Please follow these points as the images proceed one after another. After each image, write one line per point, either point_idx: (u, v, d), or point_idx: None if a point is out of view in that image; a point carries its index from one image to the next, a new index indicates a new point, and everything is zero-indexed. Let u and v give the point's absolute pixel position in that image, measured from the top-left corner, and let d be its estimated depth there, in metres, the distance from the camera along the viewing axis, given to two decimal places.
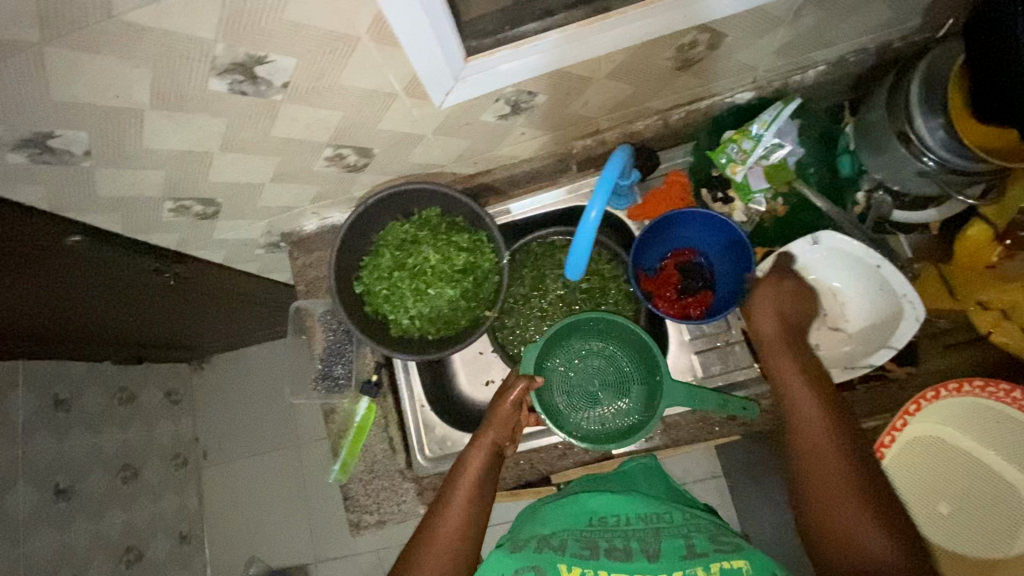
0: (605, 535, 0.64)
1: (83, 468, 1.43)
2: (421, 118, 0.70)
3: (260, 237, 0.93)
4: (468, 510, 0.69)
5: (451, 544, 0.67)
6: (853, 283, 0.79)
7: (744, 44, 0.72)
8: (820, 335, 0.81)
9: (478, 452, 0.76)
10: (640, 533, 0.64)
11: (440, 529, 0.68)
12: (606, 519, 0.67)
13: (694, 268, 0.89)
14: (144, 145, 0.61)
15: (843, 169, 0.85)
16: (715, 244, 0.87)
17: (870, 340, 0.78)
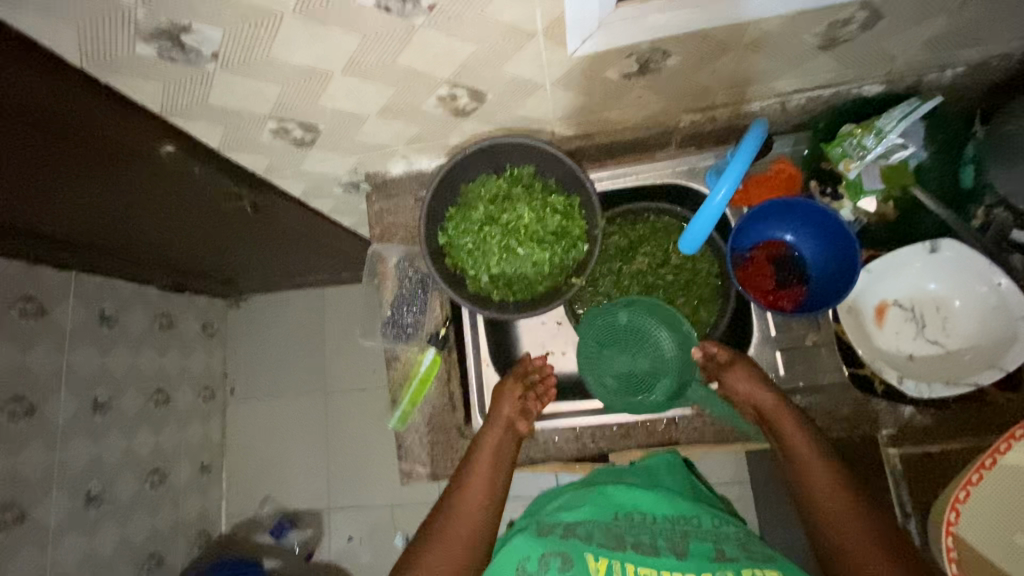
0: (633, 530, 0.68)
1: (121, 385, 1.44)
2: (548, 66, 0.67)
3: (344, 174, 0.91)
4: (482, 498, 0.74)
5: (466, 534, 0.71)
6: (965, 300, 0.74)
7: (896, 29, 0.67)
8: (916, 347, 0.76)
9: (495, 429, 0.81)
10: (668, 534, 0.67)
11: (455, 517, 0.72)
12: (633, 515, 0.71)
13: (790, 263, 0.83)
14: (270, 55, 0.59)
15: (964, 180, 0.81)
16: (815, 241, 0.81)
17: (973, 361, 0.73)
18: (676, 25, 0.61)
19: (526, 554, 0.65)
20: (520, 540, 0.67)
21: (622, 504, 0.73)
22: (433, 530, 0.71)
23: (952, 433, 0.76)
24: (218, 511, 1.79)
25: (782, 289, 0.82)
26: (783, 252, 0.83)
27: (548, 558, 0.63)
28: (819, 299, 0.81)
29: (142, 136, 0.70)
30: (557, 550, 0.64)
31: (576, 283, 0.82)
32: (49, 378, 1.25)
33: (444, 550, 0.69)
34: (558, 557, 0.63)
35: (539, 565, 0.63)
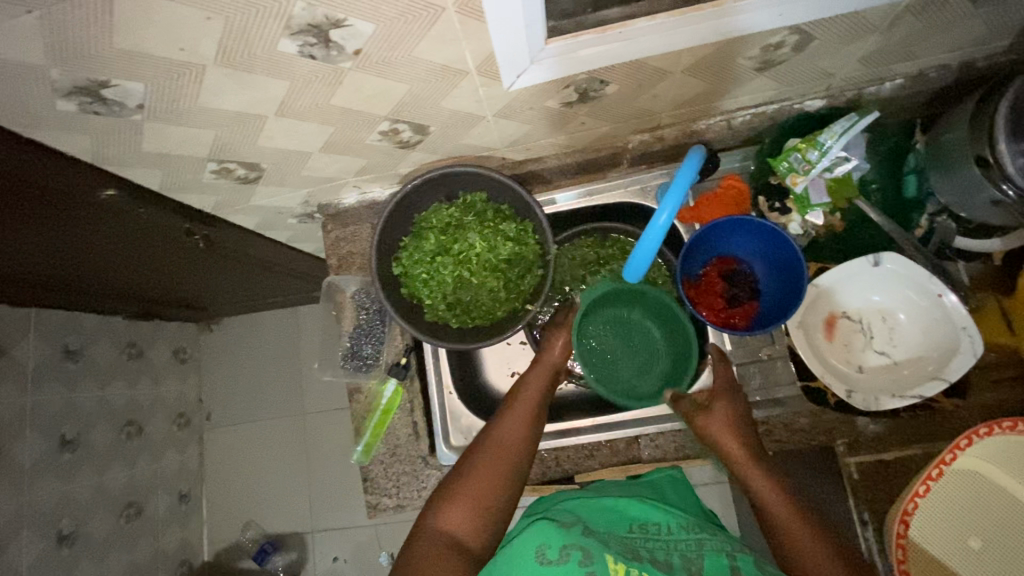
0: (646, 543, 0.63)
1: (90, 420, 1.41)
2: (487, 99, 0.67)
3: (296, 206, 0.90)
4: (528, 441, 0.74)
5: (503, 470, 0.70)
6: (910, 312, 0.76)
7: (830, 49, 0.68)
8: (864, 359, 0.78)
9: (539, 380, 0.81)
10: (684, 549, 0.62)
11: (497, 452, 0.71)
12: (646, 528, 0.66)
13: (739, 277, 0.84)
14: (198, 103, 0.58)
15: (907, 190, 0.83)
16: (762, 254, 0.83)
17: (920, 372, 0.75)
18: (608, 57, 0.61)
19: (546, 539, 0.59)
20: (538, 524, 0.60)
21: (635, 516, 0.68)
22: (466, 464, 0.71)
23: (906, 441, 0.77)
24: (199, 539, 1.76)
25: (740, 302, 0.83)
26: (735, 265, 0.85)
27: (569, 549, 0.57)
28: (769, 312, 0.83)
29: (78, 183, 0.69)
30: (579, 544, 0.58)
31: (533, 308, 0.82)
32: (13, 420, 1.22)
33: (485, 482, 0.68)
34: (579, 551, 0.57)
35: (559, 556, 0.57)
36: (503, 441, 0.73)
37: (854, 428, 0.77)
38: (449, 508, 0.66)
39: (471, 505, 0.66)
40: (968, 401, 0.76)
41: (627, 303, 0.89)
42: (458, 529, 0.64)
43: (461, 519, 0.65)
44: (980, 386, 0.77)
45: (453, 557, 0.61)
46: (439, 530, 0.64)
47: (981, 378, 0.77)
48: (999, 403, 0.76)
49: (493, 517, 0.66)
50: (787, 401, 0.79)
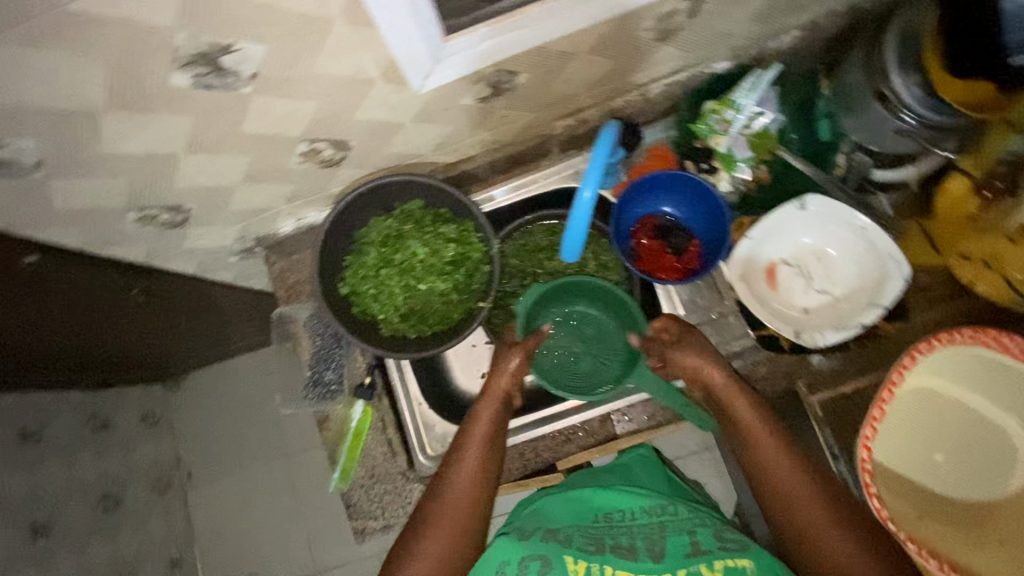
0: (611, 532, 0.65)
1: (61, 501, 1.35)
2: (400, 105, 0.67)
3: (233, 243, 0.89)
4: (485, 473, 0.70)
5: (460, 517, 0.67)
6: (841, 247, 0.80)
7: (722, 11, 0.71)
8: (808, 299, 0.81)
9: (491, 403, 0.77)
10: (646, 533, 0.64)
11: (452, 496, 0.68)
12: (610, 516, 0.68)
13: (672, 229, 0.87)
14: (101, 151, 0.57)
15: (822, 135, 0.86)
16: (685, 202, 0.87)
17: (859, 302, 0.78)
18: (509, 47, 0.62)
19: (505, 557, 0.61)
20: (499, 542, 0.62)
21: (599, 506, 0.70)
22: (427, 513, 0.67)
23: (862, 371, 0.79)
24: None
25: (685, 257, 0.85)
26: (669, 223, 0.88)
27: (527, 561, 0.59)
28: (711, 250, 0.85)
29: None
30: (536, 553, 0.60)
31: (484, 305, 0.81)
32: None
33: (444, 533, 0.65)
34: (537, 560, 0.59)
35: (519, 570, 0.59)
36: (456, 484, 0.69)
37: (809, 366, 0.80)
38: (409, 563, 0.63)
39: (433, 558, 0.63)
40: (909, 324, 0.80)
41: (565, 300, 0.90)
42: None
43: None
44: (919, 306, 0.81)
45: None
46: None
47: (919, 299, 0.81)
48: (937, 320, 0.80)
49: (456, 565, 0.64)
50: (746, 353, 0.82)
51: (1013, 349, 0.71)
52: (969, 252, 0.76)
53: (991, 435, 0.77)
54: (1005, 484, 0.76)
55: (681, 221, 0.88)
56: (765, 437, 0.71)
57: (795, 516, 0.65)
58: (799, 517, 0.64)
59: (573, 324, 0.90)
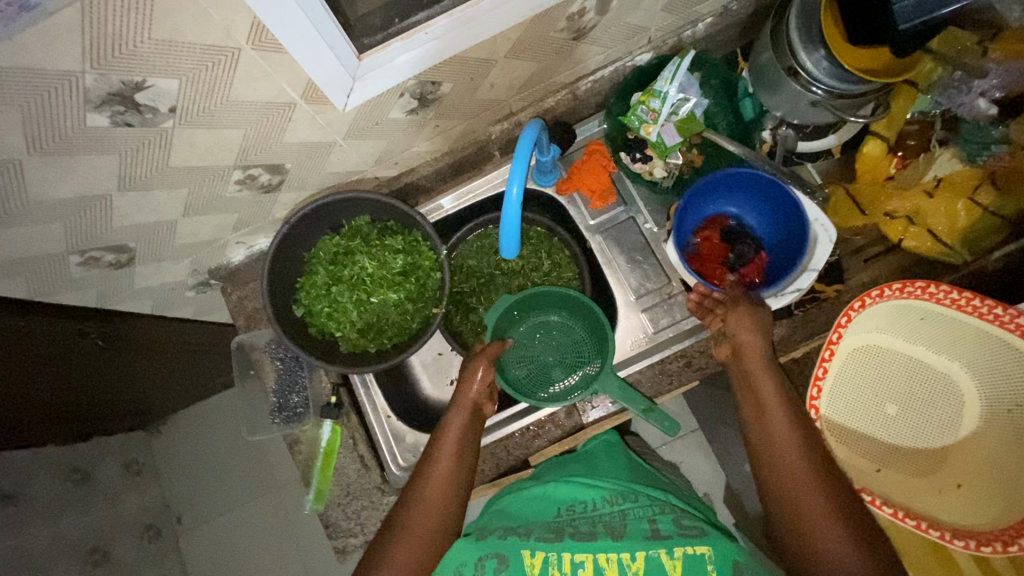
0: (573, 522, 0.65)
1: (46, 560, 1.32)
2: (328, 124, 0.69)
3: (187, 278, 0.89)
4: (458, 478, 0.70)
5: (431, 530, 0.64)
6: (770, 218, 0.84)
7: (630, 6, 0.74)
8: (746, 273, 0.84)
9: (460, 415, 0.76)
10: (607, 520, 0.64)
11: (426, 502, 0.67)
12: (573, 507, 0.68)
13: (739, 232, 0.87)
14: (30, 198, 0.57)
15: (746, 113, 0.90)
16: (750, 204, 0.86)
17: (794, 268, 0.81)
18: (424, 58, 0.64)
19: (462, 558, 0.60)
20: (460, 541, 0.62)
21: (563, 499, 0.70)
22: (394, 526, 0.65)
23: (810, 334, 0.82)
24: None
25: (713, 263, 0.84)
26: (731, 224, 0.88)
27: (484, 560, 0.59)
28: (776, 260, 0.86)
29: None
30: (493, 552, 0.60)
31: (438, 312, 0.82)
32: None
33: (418, 539, 0.63)
34: (493, 559, 0.59)
35: (475, 569, 0.59)
36: (431, 492, 0.68)
37: None
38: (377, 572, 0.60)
39: (404, 563, 0.61)
40: (848, 285, 0.83)
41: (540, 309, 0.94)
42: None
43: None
44: (855, 266, 0.84)
45: None
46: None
47: (854, 259, 0.84)
48: (875, 279, 0.83)
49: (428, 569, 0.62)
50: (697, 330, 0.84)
51: (938, 295, 0.74)
52: (893, 212, 0.81)
53: (941, 383, 0.78)
54: (962, 431, 0.77)
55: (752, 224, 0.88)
56: (787, 430, 0.64)
57: (801, 513, 0.56)
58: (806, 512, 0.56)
59: (548, 333, 0.94)
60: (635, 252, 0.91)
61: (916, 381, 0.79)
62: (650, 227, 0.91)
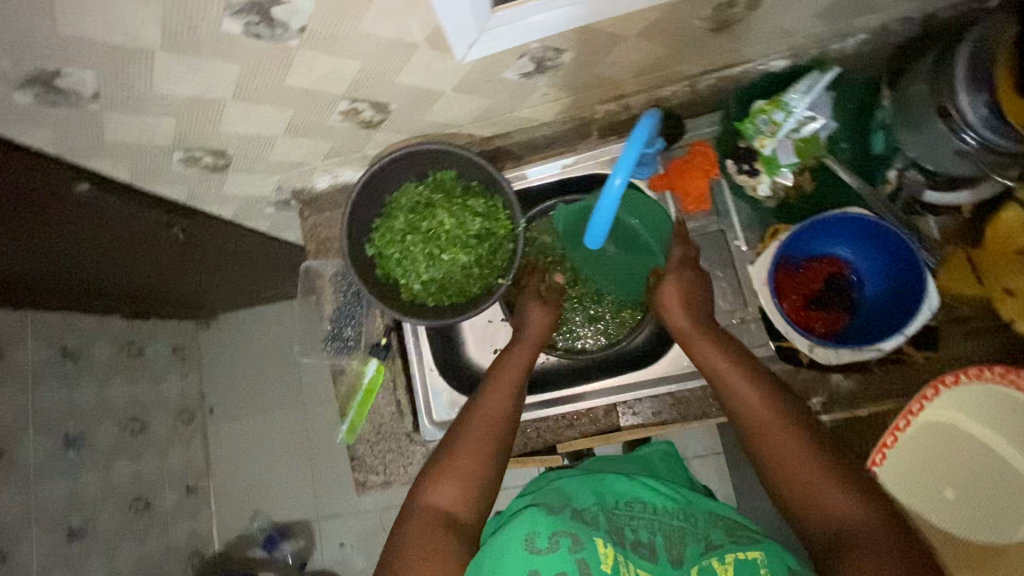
0: (634, 523, 0.66)
1: (92, 418, 1.45)
2: (442, 73, 0.67)
3: (271, 193, 0.92)
4: (509, 407, 0.71)
5: (486, 443, 0.67)
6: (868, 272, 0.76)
7: (785, 5, 0.68)
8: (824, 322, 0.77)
9: (522, 346, 0.78)
10: (668, 531, 0.65)
11: (479, 418, 0.69)
12: (632, 505, 0.68)
13: (845, 285, 0.78)
14: (153, 90, 0.59)
15: (876, 147, 0.82)
16: (873, 259, 0.76)
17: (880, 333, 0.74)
18: (557, 23, 0.61)
19: (534, 527, 0.60)
20: (526, 511, 0.61)
21: (621, 493, 0.70)
22: (451, 439, 0.68)
23: (883, 396, 0.77)
24: (209, 530, 1.81)
25: (796, 300, 0.77)
26: (845, 272, 0.78)
27: (559, 537, 0.59)
28: (866, 328, 0.76)
29: (48, 178, 0.70)
30: (569, 530, 0.60)
31: (503, 282, 0.81)
32: (15, 419, 1.25)
33: (470, 457, 0.66)
34: (570, 538, 0.59)
35: (548, 544, 0.58)
36: (484, 409, 0.70)
37: (827, 384, 0.78)
38: (434, 484, 0.64)
39: (458, 476, 0.64)
40: (938, 354, 0.77)
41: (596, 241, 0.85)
42: (448, 505, 0.63)
43: (450, 495, 0.63)
44: (953, 337, 0.77)
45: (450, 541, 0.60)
46: (425, 506, 0.63)
47: (953, 329, 0.77)
48: (968, 355, 0.77)
49: (479, 484, 0.65)
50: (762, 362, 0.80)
51: None
52: (1015, 289, 0.72)
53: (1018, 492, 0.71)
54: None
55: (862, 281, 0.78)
56: (754, 394, 0.66)
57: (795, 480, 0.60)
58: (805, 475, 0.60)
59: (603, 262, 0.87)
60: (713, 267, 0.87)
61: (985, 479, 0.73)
62: (739, 244, 0.86)
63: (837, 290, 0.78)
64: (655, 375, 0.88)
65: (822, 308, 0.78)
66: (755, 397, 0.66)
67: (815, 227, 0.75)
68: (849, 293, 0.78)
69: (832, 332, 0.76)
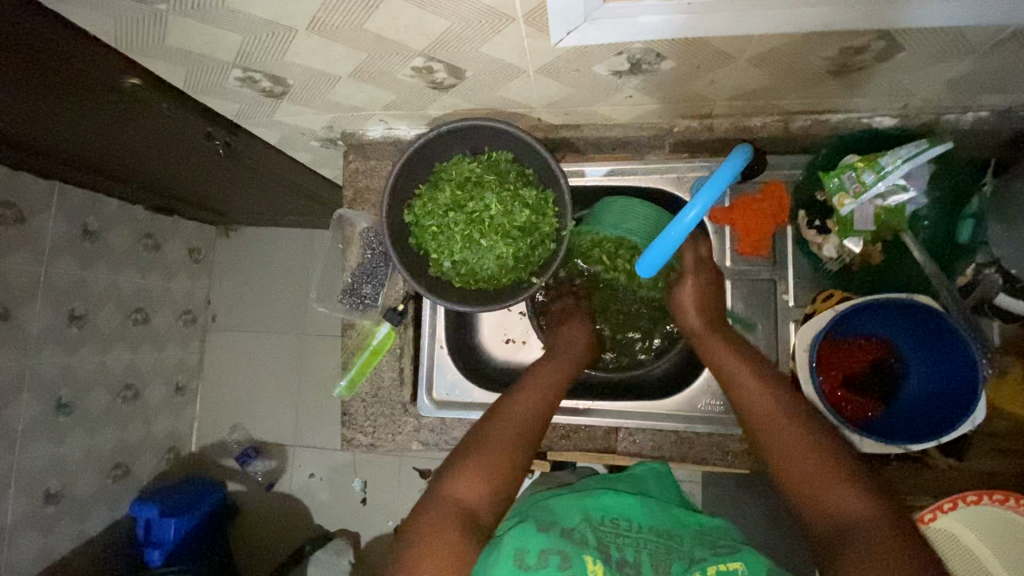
0: (619, 540, 0.65)
1: (100, 300, 1.46)
2: (530, 52, 0.62)
3: (320, 130, 0.88)
4: (537, 409, 0.72)
5: (514, 440, 0.68)
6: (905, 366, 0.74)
7: (915, 65, 0.61)
8: (853, 407, 0.74)
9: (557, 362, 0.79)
10: (652, 548, 0.64)
11: (506, 421, 0.70)
12: (617, 522, 0.67)
13: (884, 370, 0.75)
14: (226, 3, 0.55)
15: (960, 235, 0.74)
16: (925, 355, 0.72)
17: (907, 432, 0.71)
18: (669, 29, 0.55)
19: (524, 545, 0.62)
20: (515, 531, 0.63)
21: (609, 507, 0.69)
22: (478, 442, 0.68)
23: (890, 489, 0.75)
24: (189, 430, 1.86)
25: (833, 376, 0.74)
26: (890, 357, 0.75)
27: (547, 555, 0.61)
28: (895, 422, 0.72)
29: (98, 65, 0.66)
30: (556, 548, 0.61)
31: (536, 283, 0.78)
32: (24, 287, 1.25)
33: (503, 452, 0.67)
34: (557, 556, 0.60)
35: (538, 562, 0.60)
36: (512, 416, 0.71)
37: None
38: (458, 481, 0.64)
39: (481, 480, 0.64)
40: (962, 463, 0.73)
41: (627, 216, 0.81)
42: (469, 500, 0.63)
43: (471, 492, 0.64)
44: (980, 450, 0.74)
45: (456, 527, 0.60)
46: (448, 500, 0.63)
47: (983, 443, 0.74)
48: (993, 471, 0.74)
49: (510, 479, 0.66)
50: None
51: None
52: None
53: None
54: None
55: (906, 373, 0.74)
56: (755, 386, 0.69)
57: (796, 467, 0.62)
58: (813, 486, 0.60)
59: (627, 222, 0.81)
60: (753, 316, 0.83)
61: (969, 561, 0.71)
62: (786, 299, 0.82)
63: (877, 376, 0.75)
64: (665, 408, 0.85)
65: (856, 390, 0.75)
66: (759, 385, 0.69)
67: (873, 309, 0.71)
68: (890, 381, 0.75)
69: (861, 419, 0.73)
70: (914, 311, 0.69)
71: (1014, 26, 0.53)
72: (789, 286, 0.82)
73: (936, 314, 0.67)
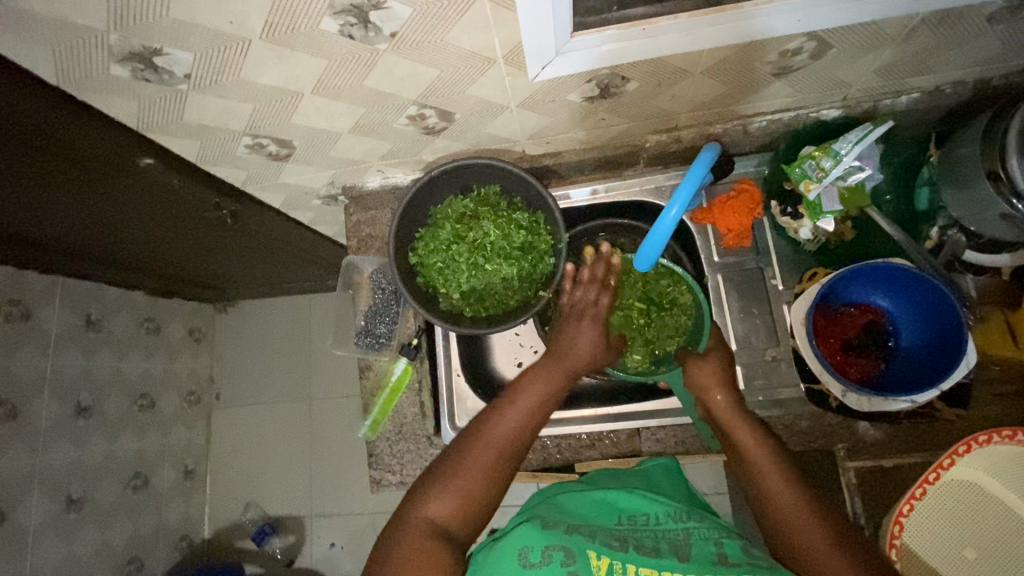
0: (636, 533, 0.63)
1: (105, 389, 1.45)
2: (511, 88, 0.70)
3: (322, 187, 0.94)
4: (528, 421, 0.70)
5: (495, 454, 0.66)
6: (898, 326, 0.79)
7: (845, 59, 0.70)
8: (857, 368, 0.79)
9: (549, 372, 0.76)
10: (671, 538, 0.62)
11: (490, 435, 0.67)
12: (635, 519, 0.66)
13: (878, 333, 0.80)
14: (240, 77, 0.61)
15: (921, 203, 0.83)
16: (914, 313, 0.77)
17: (901, 384, 0.77)
18: (630, 52, 0.63)
19: (528, 541, 0.59)
20: (520, 530, 0.61)
21: (623, 509, 0.68)
22: (459, 449, 0.66)
23: (907, 448, 0.78)
24: (201, 516, 1.80)
25: (833, 343, 0.79)
26: (883, 320, 0.80)
27: (551, 550, 0.57)
28: (896, 381, 0.78)
29: (117, 148, 0.72)
30: (561, 544, 0.58)
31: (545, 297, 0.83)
32: (32, 382, 1.26)
33: (482, 467, 0.65)
34: (561, 550, 0.57)
35: (541, 557, 0.57)
36: (498, 427, 0.68)
37: (854, 433, 0.79)
38: (434, 495, 0.63)
39: (455, 495, 0.62)
40: (969, 412, 0.77)
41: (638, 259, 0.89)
42: (442, 517, 0.61)
43: (446, 510, 0.62)
44: (981, 398, 0.78)
45: (431, 544, 0.59)
46: (421, 516, 0.61)
47: (983, 390, 0.78)
48: (1000, 416, 0.77)
49: (480, 507, 0.63)
50: (790, 402, 0.82)
51: None
52: None
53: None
54: None
55: (898, 332, 0.80)
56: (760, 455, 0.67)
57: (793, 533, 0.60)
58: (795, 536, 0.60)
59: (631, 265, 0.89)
60: (748, 304, 0.89)
61: (1001, 530, 0.72)
62: (775, 283, 0.88)
63: (873, 339, 0.80)
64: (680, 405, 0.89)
65: (856, 354, 0.79)
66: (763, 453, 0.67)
67: (858, 277, 0.77)
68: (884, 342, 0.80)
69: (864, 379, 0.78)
70: (897, 271, 0.75)
71: (919, 14, 0.62)
72: (776, 271, 0.88)
73: (913, 271, 0.73)
